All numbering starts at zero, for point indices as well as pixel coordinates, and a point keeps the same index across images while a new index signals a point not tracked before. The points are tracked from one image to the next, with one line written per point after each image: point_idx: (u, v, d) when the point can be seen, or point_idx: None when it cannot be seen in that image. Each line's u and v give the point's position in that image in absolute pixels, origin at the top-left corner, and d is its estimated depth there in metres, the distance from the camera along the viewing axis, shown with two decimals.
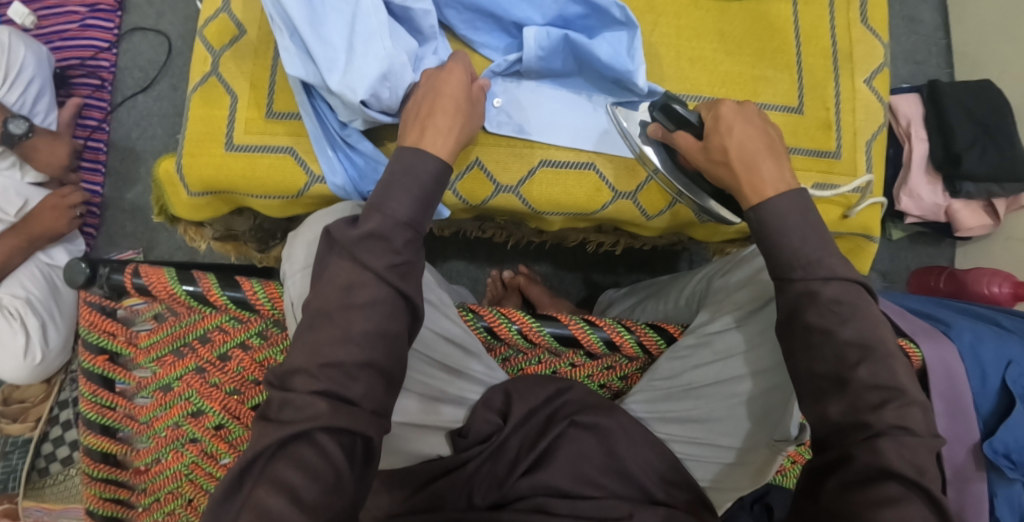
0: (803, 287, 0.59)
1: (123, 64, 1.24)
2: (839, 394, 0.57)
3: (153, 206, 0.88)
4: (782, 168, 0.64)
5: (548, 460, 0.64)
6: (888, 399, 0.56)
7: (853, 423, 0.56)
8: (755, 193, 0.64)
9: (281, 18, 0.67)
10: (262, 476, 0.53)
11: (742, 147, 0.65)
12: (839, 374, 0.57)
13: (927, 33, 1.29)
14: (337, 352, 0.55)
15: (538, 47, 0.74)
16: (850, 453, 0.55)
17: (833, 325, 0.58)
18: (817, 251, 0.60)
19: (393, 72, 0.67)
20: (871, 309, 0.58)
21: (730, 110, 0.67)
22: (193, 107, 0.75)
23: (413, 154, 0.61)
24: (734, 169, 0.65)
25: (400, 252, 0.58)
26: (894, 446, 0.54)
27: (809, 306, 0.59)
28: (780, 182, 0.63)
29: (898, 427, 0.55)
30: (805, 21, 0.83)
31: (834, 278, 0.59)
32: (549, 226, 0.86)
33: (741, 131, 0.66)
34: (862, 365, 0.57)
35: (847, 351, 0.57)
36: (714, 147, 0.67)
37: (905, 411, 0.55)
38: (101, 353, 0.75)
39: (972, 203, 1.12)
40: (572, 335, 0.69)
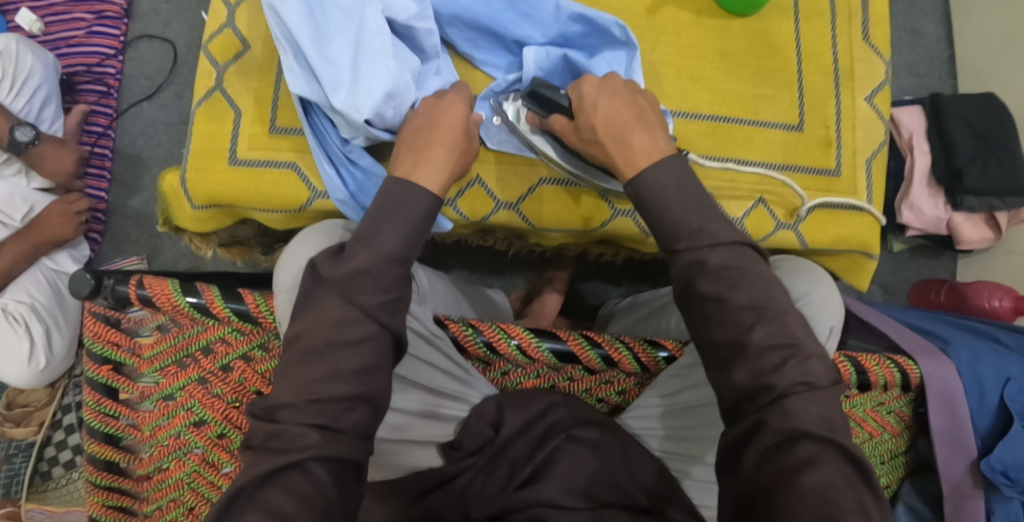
0: (691, 256, 0.58)
1: (128, 72, 1.25)
2: (742, 357, 0.56)
3: (158, 217, 0.88)
4: (655, 137, 0.62)
5: (544, 474, 0.63)
6: (787, 357, 0.55)
7: (756, 387, 0.55)
8: (630, 168, 0.61)
9: (286, 38, 0.68)
10: (251, 502, 0.53)
11: (609, 123, 0.63)
12: (736, 340, 0.56)
13: (929, 46, 1.29)
14: (326, 390, 0.56)
15: (538, 67, 0.75)
16: (765, 418, 0.54)
17: (724, 292, 0.56)
18: (699, 219, 0.59)
19: (397, 92, 0.68)
20: (762, 272, 0.57)
21: (592, 86, 0.65)
22: (197, 123, 0.76)
23: (403, 189, 0.61)
24: (606, 146, 0.63)
25: (388, 289, 0.58)
26: (802, 402, 0.53)
27: (698, 276, 0.57)
28: (652, 152, 0.61)
29: (802, 383, 0.54)
30: (806, 39, 0.83)
31: (718, 244, 0.57)
32: (548, 241, 0.86)
33: (607, 106, 0.64)
34: (758, 327, 0.56)
35: (741, 317, 0.56)
36: (585, 126, 0.65)
37: (805, 367, 0.55)
38: (105, 362, 0.75)
39: (974, 217, 1.12)
40: (571, 352, 0.69)
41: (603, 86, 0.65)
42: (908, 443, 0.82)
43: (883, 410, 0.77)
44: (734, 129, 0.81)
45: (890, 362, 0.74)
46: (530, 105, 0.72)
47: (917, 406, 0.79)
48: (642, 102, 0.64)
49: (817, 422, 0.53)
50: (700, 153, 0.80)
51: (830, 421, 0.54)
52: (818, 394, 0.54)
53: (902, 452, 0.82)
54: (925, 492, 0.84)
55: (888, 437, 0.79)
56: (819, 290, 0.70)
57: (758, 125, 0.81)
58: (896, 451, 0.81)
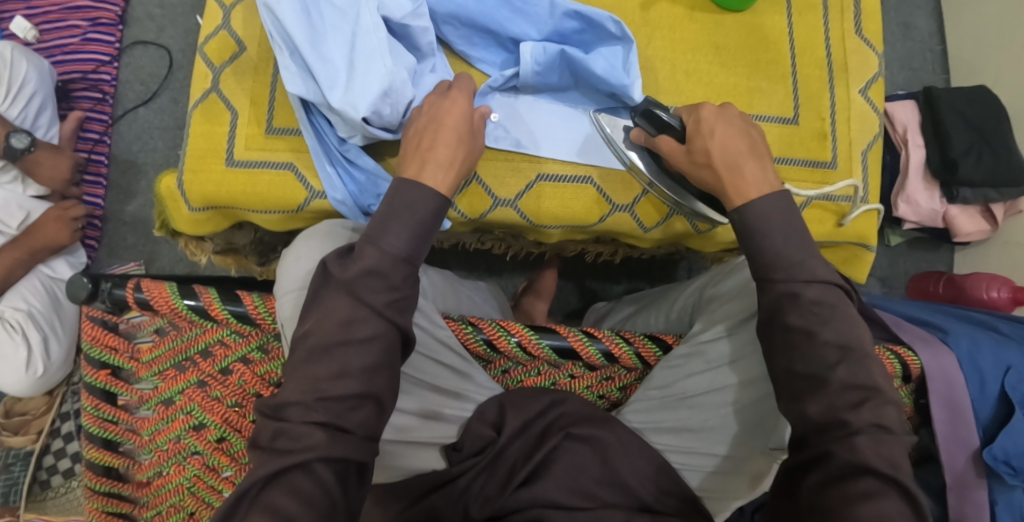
0: (787, 287, 0.60)
1: (123, 78, 1.24)
2: (819, 391, 0.57)
3: (154, 221, 0.88)
4: (765, 169, 0.65)
5: (542, 474, 0.64)
6: (866, 398, 0.56)
7: (835, 421, 0.56)
8: (738, 196, 0.64)
9: (282, 38, 0.68)
10: (255, 503, 0.53)
11: (725, 149, 0.66)
12: (816, 373, 0.58)
13: (921, 40, 1.30)
14: (335, 387, 0.56)
15: (535, 62, 0.75)
16: (830, 449, 0.55)
17: (813, 326, 0.58)
18: (800, 253, 0.61)
19: (393, 89, 0.68)
20: (848, 310, 0.59)
21: (711, 112, 0.68)
22: (194, 123, 0.76)
23: (414, 191, 0.61)
24: (718, 171, 0.66)
25: (397, 288, 0.58)
26: (870, 442, 0.54)
27: (790, 307, 0.59)
28: (763, 184, 0.64)
29: (875, 425, 0.55)
30: (800, 33, 0.84)
31: (814, 280, 0.60)
32: (546, 238, 0.86)
33: (723, 134, 0.67)
34: (841, 365, 0.57)
35: (827, 353, 0.58)
36: (699, 149, 0.67)
37: (881, 409, 0.56)
38: (104, 367, 0.76)
39: (969, 208, 1.13)
40: (571, 347, 0.69)
41: (719, 113, 0.69)
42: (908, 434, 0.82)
43: None
44: None
45: (890, 352, 0.75)
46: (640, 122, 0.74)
47: (918, 397, 0.80)
48: (753, 134, 0.68)
49: (883, 459, 0.54)
50: None
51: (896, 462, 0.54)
52: (890, 437, 0.55)
53: None
54: (926, 481, 0.84)
55: None
56: None
57: (753, 118, 0.81)
58: None
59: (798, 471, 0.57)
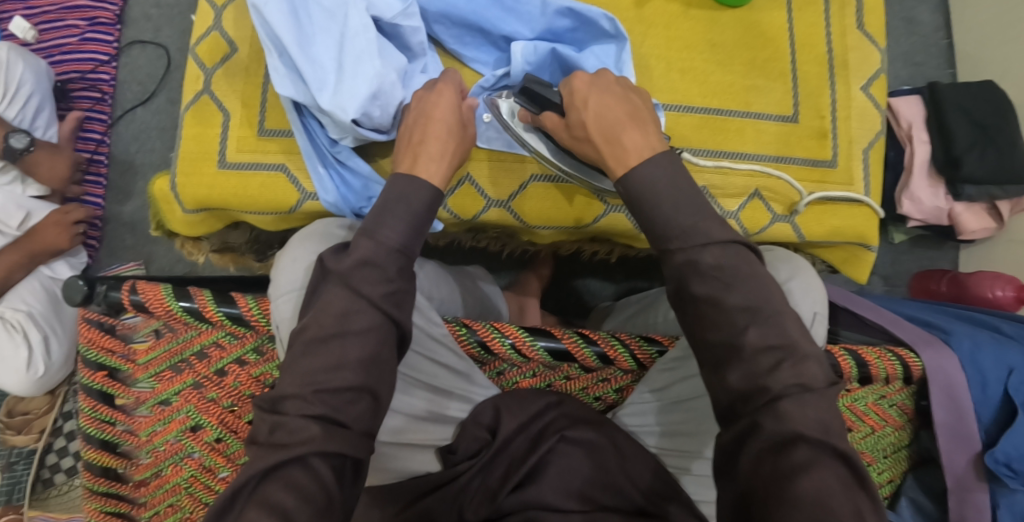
0: (683, 256, 0.57)
1: (122, 78, 1.24)
2: (736, 359, 0.54)
3: (151, 221, 0.88)
4: (647, 136, 0.61)
5: (538, 476, 0.63)
6: (780, 360, 0.53)
7: (753, 389, 0.53)
8: (620, 165, 0.60)
9: (271, 39, 0.67)
10: (251, 498, 0.52)
11: (600, 119, 0.62)
12: (728, 341, 0.55)
13: (927, 35, 1.28)
14: (332, 379, 0.55)
15: (526, 62, 0.74)
16: (759, 420, 0.52)
17: (719, 292, 0.55)
18: (690, 218, 0.57)
19: (382, 91, 0.68)
20: (758, 273, 0.56)
21: (584, 83, 0.63)
22: (185, 126, 0.76)
23: (406, 183, 0.61)
24: (597, 143, 0.62)
25: (394, 280, 0.58)
26: (796, 405, 0.52)
27: (691, 276, 0.56)
28: (645, 150, 0.60)
29: (794, 385, 0.53)
30: (800, 29, 0.83)
31: (710, 242, 0.56)
32: (540, 239, 0.86)
33: (598, 104, 0.62)
34: (752, 328, 0.54)
35: (736, 318, 0.55)
36: (575, 123, 0.63)
37: (800, 368, 0.53)
38: (100, 369, 0.75)
39: (974, 205, 1.11)
40: (566, 349, 0.69)
41: (594, 82, 0.64)
42: (910, 436, 0.82)
43: (884, 403, 0.78)
44: (726, 122, 0.80)
45: (892, 355, 0.75)
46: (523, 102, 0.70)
47: (919, 399, 0.80)
48: (634, 100, 0.63)
49: (814, 425, 0.52)
50: (691, 148, 0.79)
51: (827, 425, 0.52)
52: (813, 396, 0.52)
53: (904, 445, 0.82)
54: (928, 486, 0.84)
55: (889, 431, 0.80)
56: (802, 276, 0.69)
57: (751, 117, 0.80)
58: (899, 445, 0.82)
59: (736, 447, 0.54)
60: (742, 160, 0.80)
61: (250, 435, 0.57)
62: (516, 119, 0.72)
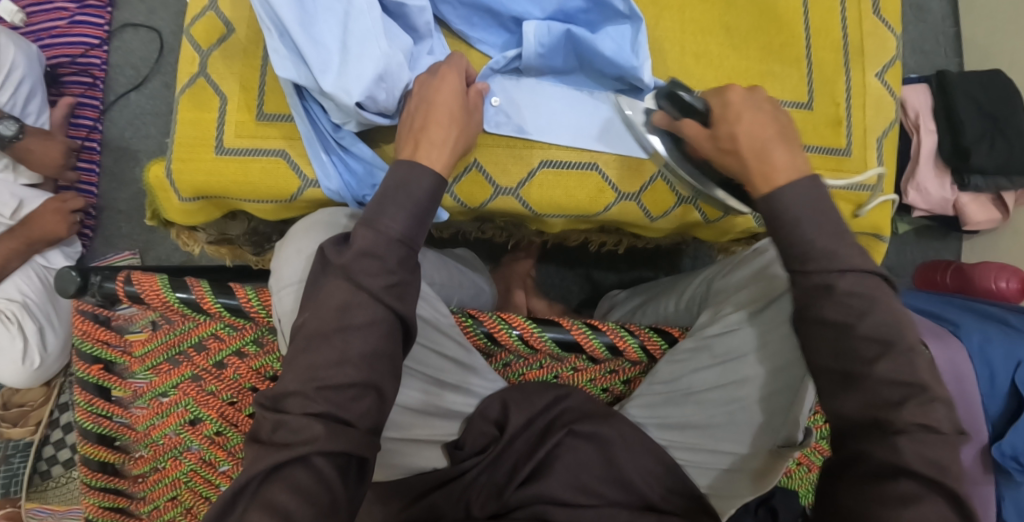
0: (819, 280, 0.55)
1: (114, 61, 1.21)
2: (855, 389, 0.54)
3: (146, 210, 0.86)
4: (795, 155, 0.59)
5: (545, 471, 0.62)
6: (908, 395, 0.52)
7: (868, 421, 0.53)
8: (765, 183, 0.59)
9: (270, 19, 0.65)
10: (254, 499, 0.51)
11: (751, 134, 0.60)
12: (854, 369, 0.54)
13: (934, 23, 1.27)
14: (334, 375, 0.54)
15: (539, 43, 0.72)
16: (866, 449, 0.52)
17: (850, 319, 0.54)
18: (832, 243, 0.55)
19: (389, 73, 0.66)
20: (892, 302, 0.54)
21: (739, 96, 0.62)
22: (182, 110, 0.73)
23: (408, 169, 0.59)
24: (745, 157, 0.60)
25: (394, 271, 0.56)
26: (910, 443, 0.51)
27: (824, 300, 0.55)
28: (793, 170, 0.58)
29: (916, 425, 0.51)
30: (815, 13, 0.81)
31: (849, 270, 0.54)
32: (550, 227, 0.84)
33: (751, 119, 0.61)
34: (882, 360, 0.53)
35: (867, 347, 0.53)
36: (723, 135, 0.62)
37: (926, 408, 0.52)
38: (96, 362, 0.73)
39: (980, 196, 1.10)
40: (575, 340, 0.67)
41: (748, 96, 0.63)
42: None
43: None
44: None
45: None
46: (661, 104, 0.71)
47: None
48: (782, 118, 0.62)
49: (926, 463, 0.50)
50: None
51: (942, 465, 0.50)
52: (935, 437, 0.51)
53: None
54: None
55: None
56: None
57: None
58: None
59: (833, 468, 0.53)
60: None
61: (251, 433, 0.55)
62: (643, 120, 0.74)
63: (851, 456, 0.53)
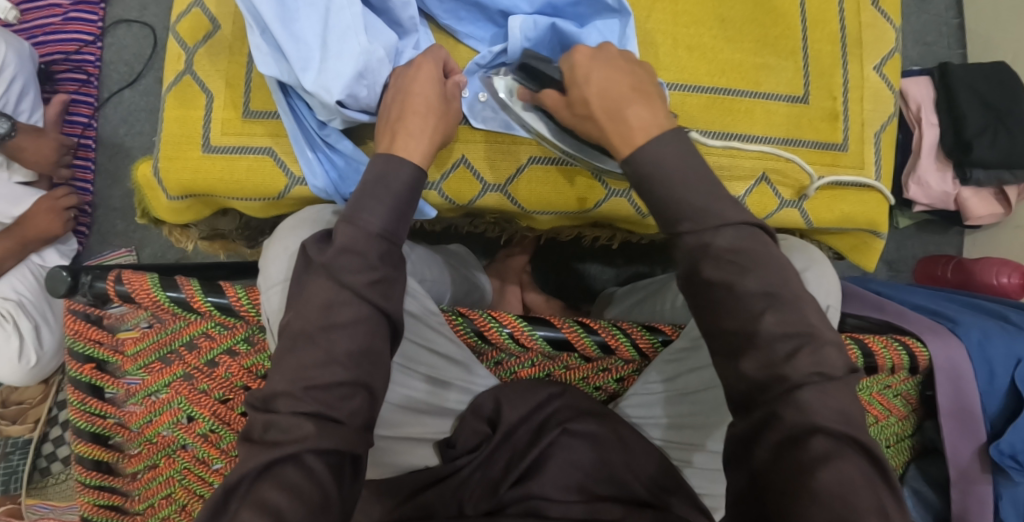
0: (695, 239, 0.54)
1: (107, 58, 1.21)
2: (751, 346, 0.52)
3: (137, 208, 0.85)
4: (655, 112, 0.57)
5: (540, 469, 0.61)
6: (799, 345, 0.51)
7: (769, 379, 0.51)
8: (626, 145, 0.57)
9: (252, 15, 0.64)
10: (246, 498, 0.50)
11: (603, 95, 0.58)
12: (744, 327, 0.52)
13: (937, 13, 1.25)
14: (321, 375, 0.53)
15: (525, 38, 0.71)
16: (775, 410, 0.50)
17: (732, 276, 0.52)
18: (704, 198, 0.54)
19: (369, 69, 0.65)
20: (772, 254, 0.53)
21: (585, 57, 0.60)
22: (167, 108, 0.73)
23: (385, 162, 0.58)
24: (599, 120, 0.58)
25: (375, 267, 0.55)
26: (816, 395, 0.49)
27: (702, 260, 0.53)
28: (652, 128, 0.56)
29: (814, 374, 0.50)
30: (812, 5, 0.79)
31: (724, 225, 0.53)
32: (538, 224, 0.83)
33: (601, 78, 0.59)
34: (768, 313, 0.52)
35: (752, 302, 0.52)
36: (578, 100, 0.60)
37: (819, 355, 0.51)
38: (88, 361, 0.72)
39: (982, 191, 1.09)
40: (565, 338, 0.66)
41: (596, 57, 0.61)
42: (914, 427, 0.80)
43: (890, 393, 0.75)
44: (735, 102, 0.77)
45: (898, 343, 0.72)
46: (521, 79, 0.69)
47: (924, 389, 0.78)
48: (638, 72, 0.60)
49: (834, 416, 0.49)
50: (698, 129, 0.76)
51: (847, 414, 0.50)
52: (833, 385, 0.50)
53: (908, 435, 0.80)
54: (929, 475, 0.83)
55: (894, 421, 0.77)
56: (818, 266, 0.68)
57: (760, 97, 0.77)
58: (902, 435, 0.80)
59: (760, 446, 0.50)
60: (750, 142, 0.77)
61: (243, 432, 0.54)
62: (514, 97, 0.71)
63: (764, 419, 0.50)
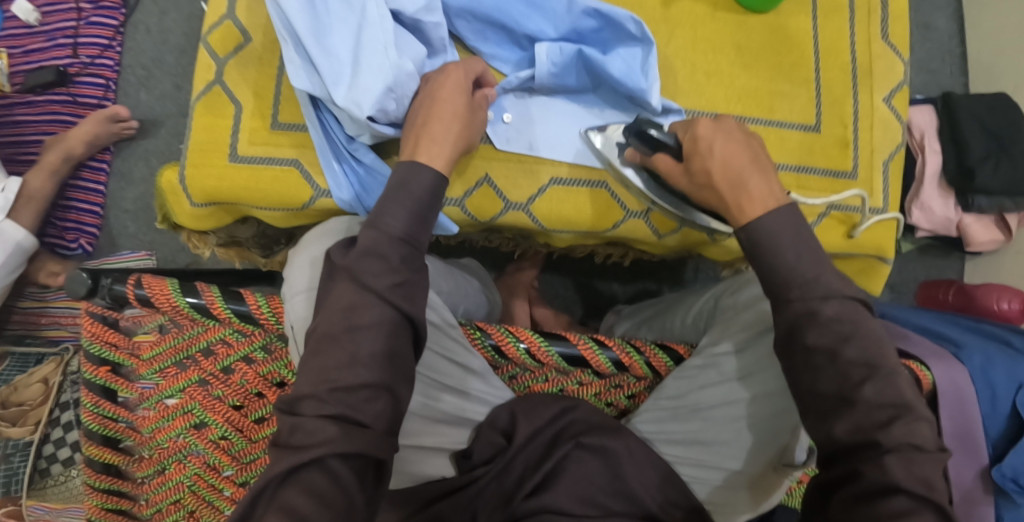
0: (802, 306, 0.56)
1: (126, 62, 1.22)
2: (846, 411, 0.54)
3: (157, 213, 0.87)
4: (771, 182, 0.61)
5: (553, 481, 0.62)
6: (895, 415, 0.53)
7: (862, 442, 0.53)
8: (742, 215, 0.61)
9: (286, 29, 0.66)
10: (272, 502, 0.51)
11: (726, 167, 0.62)
12: (842, 395, 0.55)
13: (941, 42, 1.27)
14: (347, 376, 0.54)
15: (551, 63, 0.73)
16: (858, 468, 0.53)
17: (834, 345, 0.55)
18: (813, 269, 0.57)
19: (398, 83, 0.65)
20: (872, 323, 0.56)
21: (708, 128, 0.64)
22: (197, 115, 0.74)
23: (406, 169, 0.59)
24: (721, 190, 0.62)
25: (398, 271, 0.56)
26: (899, 460, 0.52)
27: (808, 325, 0.56)
28: (769, 198, 0.60)
29: (906, 444, 0.52)
30: (826, 36, 0.81)
31: (831, 295, 0.56)
32: (557, 242, 0.84)
33: (723, 149, 0.62)
34: (867, 383, 0.54)
35: (853, 371, 0.55)
36: (699, 170, 0.64)
37: (913, 427, 0.53)
38: (103, 364, 0.73)
39: (985, 218, 1.11)
40: (580, 355, 0.67)
41: (716, 128, 0.64)
42: None
43: None
44: (749, 129, 0.79)
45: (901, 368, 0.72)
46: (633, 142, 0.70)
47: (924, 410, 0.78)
48: (754, 145, 0.63)
49: None
50: None
51: (928, 481, 0.51)
52: (922, 456, 0.52)
53: None
54: None
55: None
56: None
57: (773, 125, 0.79)
58: None
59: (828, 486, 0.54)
60: None
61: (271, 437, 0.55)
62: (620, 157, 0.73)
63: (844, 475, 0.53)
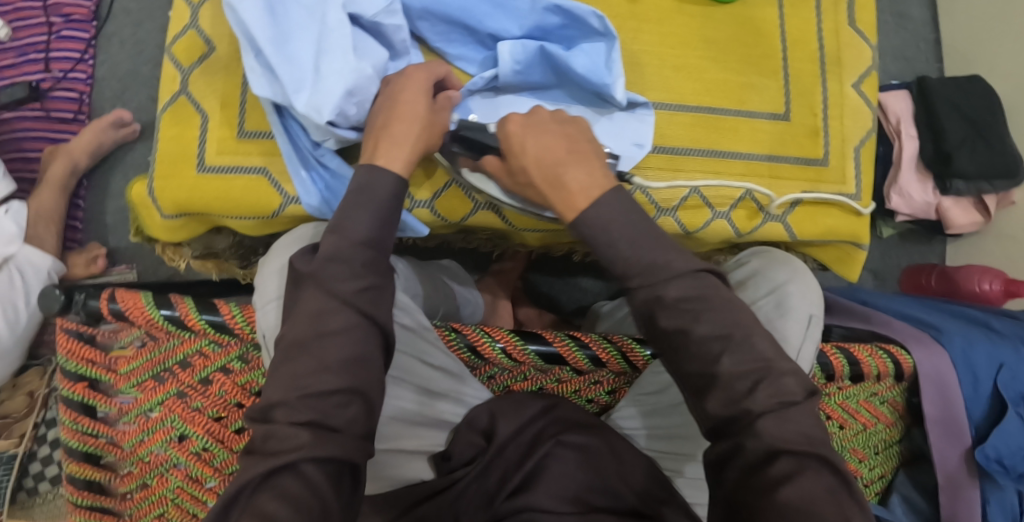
0: (648, 293, 0.54)
1: (100, 76, 1.21)
2: (714, 386, 0.53)
3: (130, 226, 0.86)
4: (592, 171, 0.58)
5: (534, 482, 0.61)
6: (757, 380, 0.52)
7: (735, 415, 0.52)
8: (569, 209, 0.57)
9: (245, 37, 0.66)
10: (247, 507, 0.50)
11: (540, 161, 0.58)
12: (706, 371, 0.53)
13: (916, 29, 1.28)
14: (315, 383, 0.53)
15: (514, 61, 0.72)
16: (742, 441, 0.52)
17: (687, 323, 0.53)
18: (649, 253, 0.55)
19: (358, 87, 0.65)
20: (725, 297, 0.54)
21: (518, 125, 0.60)
22: (164, 128, 0.74)
23: (368, 173, 0.58)
24: (541, 188, 0.59)
25: (361, 275, 0.55)
26: (775, 422, 0.51)
27: (658, 310, 0.54)
28: (590, 189, 0.57)
29: (776, 402, 0.52)
30: (792, 26, 0.82)
31: (674, 277, 0.54)
32: (527, 242, 0.86)
33: (536, 145, 0.59)
34: (724, 356, 0.53)
35: (707, 347, 0.53)
36: (517, 169, 0.60)
37: (778, 385, 0.52)
38: (80, 380, 0.72)
39: (963, 201, 1.11)
40: (557, 353, 0.67)
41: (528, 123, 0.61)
42: (901, 434, 0.82)
43: (876, 400, 0.77)
44: (719, 121, 0.79)
45: (883, 352, 0.75)
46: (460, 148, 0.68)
47: (909, 396, 0.80)
48: (570, 133, 0.60)
49: (798, 437, 0.51)
50: (682, 146, 0.78)
51: (811, 435, 0.52)
52: (797, 411, 0.52)
53: (896, 441, 0.82)
54: (919, 481, 0.84)
55: (882, 429, 0.79)
56: (801, 278, 0.69)
57: (743, 115, 0.79)
58: (890, 442, 0.81)
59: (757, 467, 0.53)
60: (735, 157, 0.79)
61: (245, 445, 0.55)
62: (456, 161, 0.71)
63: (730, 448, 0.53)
